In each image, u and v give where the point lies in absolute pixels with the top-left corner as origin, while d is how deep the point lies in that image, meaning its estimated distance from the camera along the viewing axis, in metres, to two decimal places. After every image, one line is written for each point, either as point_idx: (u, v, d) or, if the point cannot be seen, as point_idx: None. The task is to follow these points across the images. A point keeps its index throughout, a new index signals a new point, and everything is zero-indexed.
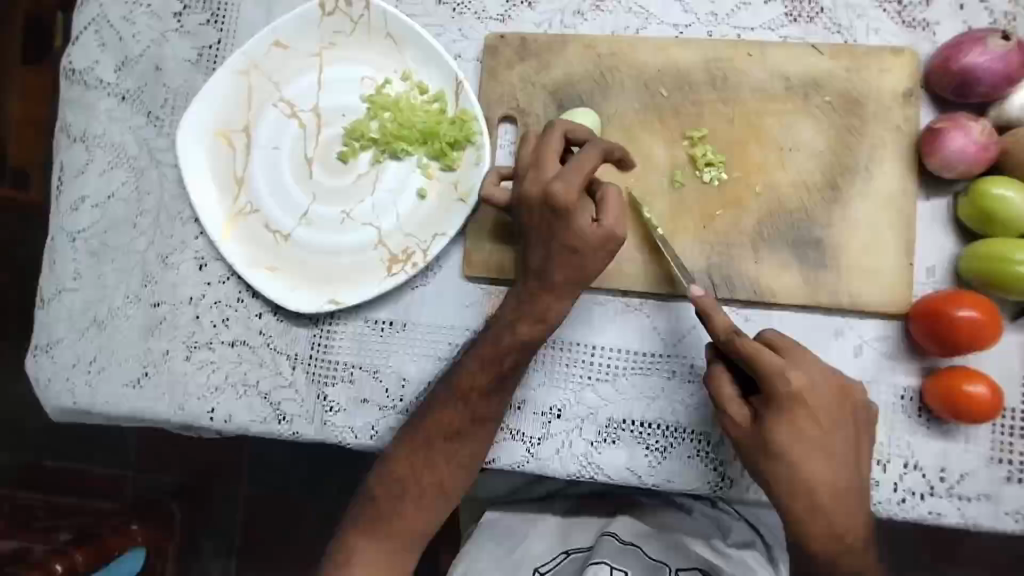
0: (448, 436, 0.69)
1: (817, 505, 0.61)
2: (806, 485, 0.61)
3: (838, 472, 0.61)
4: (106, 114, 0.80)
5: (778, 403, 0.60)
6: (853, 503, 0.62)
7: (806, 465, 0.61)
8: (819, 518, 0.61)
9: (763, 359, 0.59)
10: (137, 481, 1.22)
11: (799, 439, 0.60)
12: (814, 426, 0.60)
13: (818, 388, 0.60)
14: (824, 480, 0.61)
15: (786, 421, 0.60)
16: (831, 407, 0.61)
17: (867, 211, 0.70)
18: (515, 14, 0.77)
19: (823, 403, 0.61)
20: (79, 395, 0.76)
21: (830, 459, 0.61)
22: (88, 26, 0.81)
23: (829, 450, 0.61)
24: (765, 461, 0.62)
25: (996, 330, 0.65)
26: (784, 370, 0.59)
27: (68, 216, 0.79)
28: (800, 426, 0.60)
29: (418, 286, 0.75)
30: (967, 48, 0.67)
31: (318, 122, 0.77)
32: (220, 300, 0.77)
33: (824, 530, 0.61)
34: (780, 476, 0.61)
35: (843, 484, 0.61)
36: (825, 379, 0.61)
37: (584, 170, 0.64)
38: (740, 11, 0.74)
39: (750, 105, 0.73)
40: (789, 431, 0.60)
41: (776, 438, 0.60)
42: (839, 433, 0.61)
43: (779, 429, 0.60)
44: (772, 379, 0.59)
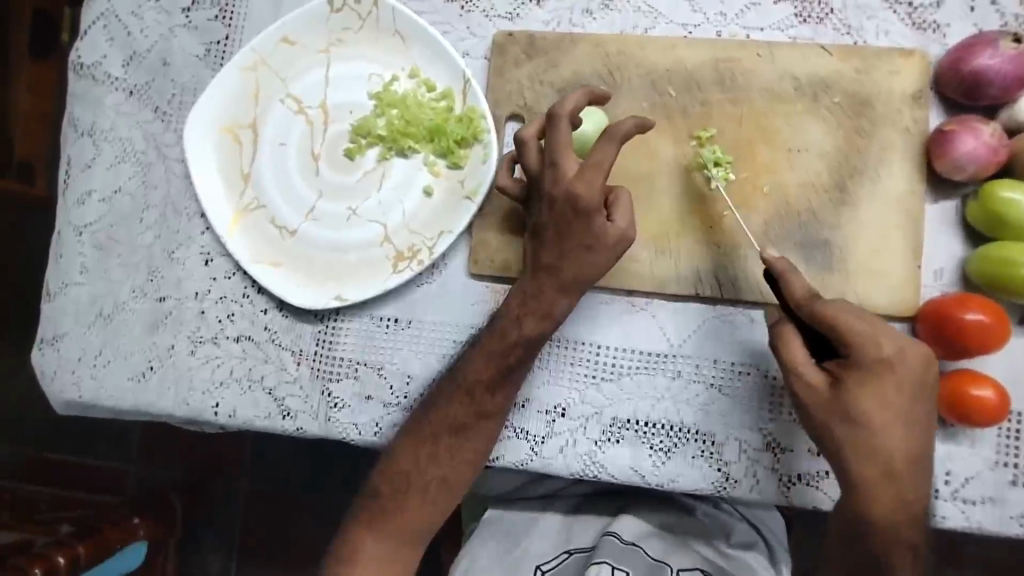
0: (453, 429, 0.69)
1: (890, 473, 0.60)
2: (884, 450, 0.60)
3: (913, 439, 0.60)
4: (113, 108, 0.80)
5: (862, 367, 0.60)
6: (918, 472, 0.60)
7: (886, 431, 0.59)
8: (889, 487, 0.60)
9: (847, 319, 0.60)
10: (141, 474, 1.22)
11: (883, 404, 0.59)
12: (898, 394, 0.60)
13: (904, 356, 0.60)
14: (900, 448, 0.60)
15: (872, 384, 0.59)
16: (915, 375, 0.60)
17: (875, 212, 0.70)
18: (524, 12, 0.77)
19: (908, 371, 0.60)
20: (85, 388, 0.76)
21: (908, 428, 0.60)
22: (96, 21, 0.80)
23: (906, 417, 0.60)
24: (843, 427, 0.60)
25: (1005, 333, 0.64)
26: (872, 332, 0.60)
27: (74, 210, 0.79)
28: (885, 392, 0.59)
29: (424, 283, 0.75)
30: (978, 50, 0.66)
31: (325, 119, 0.77)
32: (225, 295, 0.77)
33: (892, 500, 0.60)
34: (857, 443, 0.60)
35: (916, 451, 0.60)
36: (912, 349, 0.60)
37: (601, 167, 0.63)
38: (749, 11, 0.74)
39: (758, 106, 0.72)
40: (874, 397, 0.59)
41: (861, 403, 0.59)
42: (918, 401, 0.60)
43: (863, 392, 0.59)
44: (858, 339, 0.60)
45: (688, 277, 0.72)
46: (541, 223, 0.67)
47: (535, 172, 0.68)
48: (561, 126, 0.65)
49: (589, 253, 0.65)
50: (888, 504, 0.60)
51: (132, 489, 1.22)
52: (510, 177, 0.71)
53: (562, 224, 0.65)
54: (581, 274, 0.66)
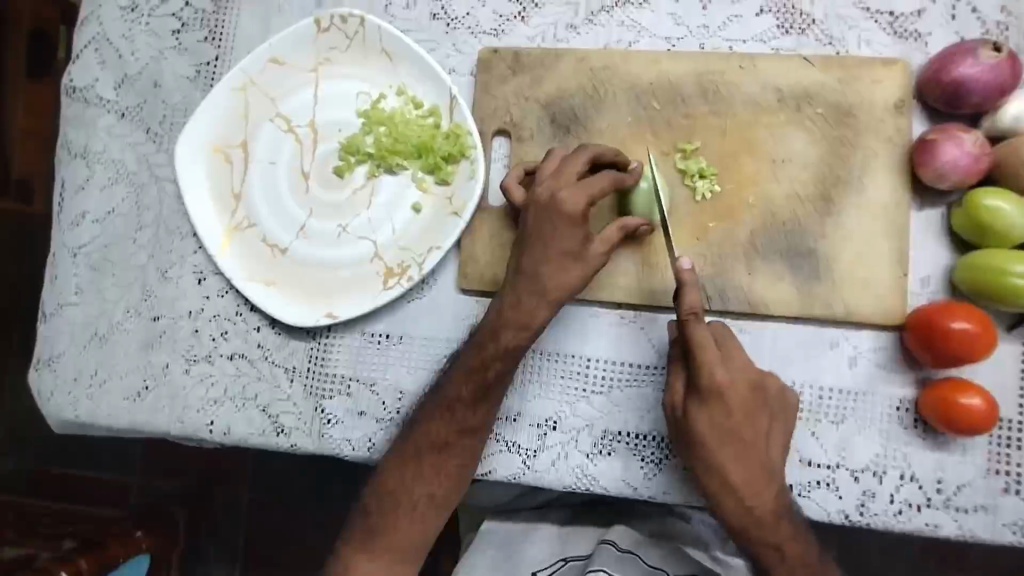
0: (437, 447, 0.69)
1: (729, 485, 0.65)
2: (719, 468, 0.65)
3: (750, 457, 0.65)
4: (106, 131, 0.81)
5: (699, 393, 0.64)
6: (762, 483, 0.65)
7: (720, 450, 0.65)
8: (729, 498, 0.65)
9: (698, 347, 0.63)
10: (145, 488, 1.23)
11: (713, 427, 0.64)
12: (730, 416, 0.64)
13: (734, 383, 0.64)
14: (736, 464, 0.65)
15: (708, 410, 0.64)
16: (746, 397, 0.65)
17: (860, 222, 0.71)
18: (508, 28, 0.77)
19: (738, 396, 0.64)
20: (81, 408, 0.77)
21: (744, 445, 0.65)
22: (88, 45, 0.82)
23: (742, 436, 0.65)
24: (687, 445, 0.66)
25: (991, 343, 0.64)
26: (711, 363, 0.63)
27: (69, 231, 0.80)
28: (715, 417, 0.64)
29: (415, 298, 0.75)
30: (959, 59, 0.67)
31: (314, 137, 0.78)
32: (219, 313, 0.78)
33: (735, 506, 0.65)
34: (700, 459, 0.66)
35: (755, 465, 0.65)
36: (742, 376, 0.65)
37: (571, 171, 0.68)
38: (731, 23, 0.74)
39: (743, 116, 0.73)
40: (706, 422, 0.64)
41: (696, 427, 0.65)
42: (752, 421, 0.65)
43: (698, 418, 0.64)
44: (700, 370, 0.63)
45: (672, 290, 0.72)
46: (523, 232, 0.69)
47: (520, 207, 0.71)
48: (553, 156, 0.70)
49: (570, 263, 0.67)
50: (735, 511, 0.66)
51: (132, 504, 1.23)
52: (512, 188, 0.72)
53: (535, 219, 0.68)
54: (563, 287, 0.67)
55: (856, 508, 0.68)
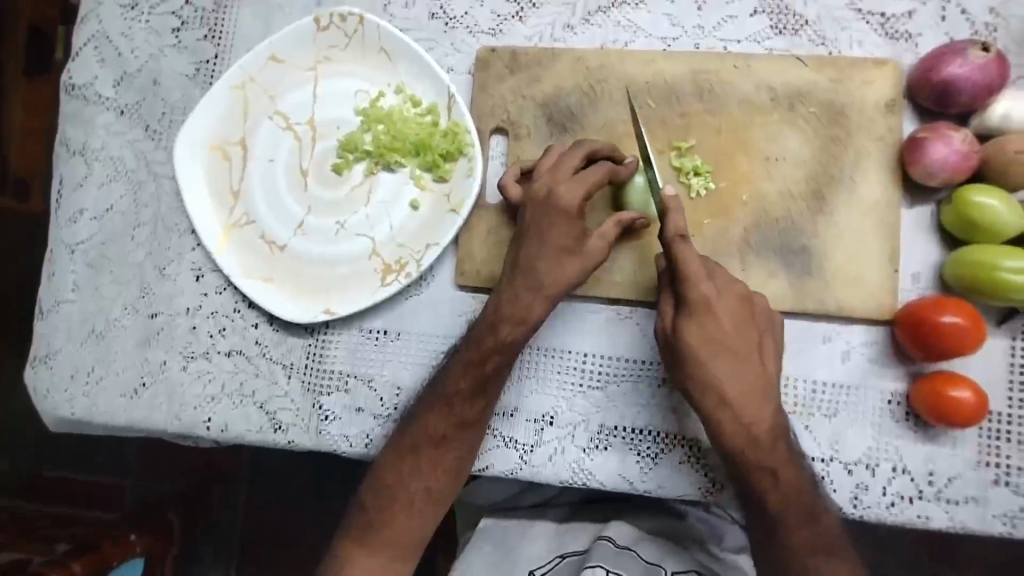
0: (434, 441, 0.70)
1: (724, 402, 0.66)
2: (713, 382, 0.66)
3: (742, 373, 0.66)
4: (104, 128, 0.81)
5: (688, 308, 0.66)
6: (757, 399, 0.66)
7: (714, 366, 0.66)
8: (725, 416, 0.66)
9: (688, 263, 0.65)
10: (137, 489, 1.23)
11: (706, 340, 0.66)
12: (720, 330, 0.66)
13: (721, 297, 0.67)
14: (731, 378, 0.66)
15: (699, 325, 0.66)
16: (734, 309, 0.67)
17: (852, 219, 0.72)
18: (506, 28, 0.78)
19: (727, 309, 0.67)
20: (77, 405, 0.77)
21: (737, 359, 0.66)
22: (87, 43, 0.82)
23: (734, 350, 0.66)
24: (680, 368, 0.67)
25: (980, 336, 0.66)
26: (699, 278, 0.65)
27: (66, 228, 0.80)
28: (707, 329, 0.66)
29: (412, 295, 0.76)
30: (948, 59, 0.68)
31: (313, 135, 0.79)
32: (216, 310, 0.78)
33: (731, 424, 0.65)
34: (693, 379, 0.66)
35: (748, 379, 0.66)
36: (730, 292, 0.67)
37: (569, 167, 0.70)
38: (725, 24, 0.76)
39: (737, 116, 0.74)
40: (698, 336, 0.66)
41: (687, 342, 0.66)
42: (741, 333, 0.67)
43: (689, 330, 0.66)
44: (689, 285, 0.65)
45: None
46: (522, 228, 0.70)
47: (516, 203, 0.72)
48: (552, 153, 0.72)
49: (567, 258, 0.68)
50: (731, 431, 0.66)
51: (126, 504, 1.22)
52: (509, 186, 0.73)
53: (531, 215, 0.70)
54: (563, 282, 0.68)
55: (849, 501, 0.69)
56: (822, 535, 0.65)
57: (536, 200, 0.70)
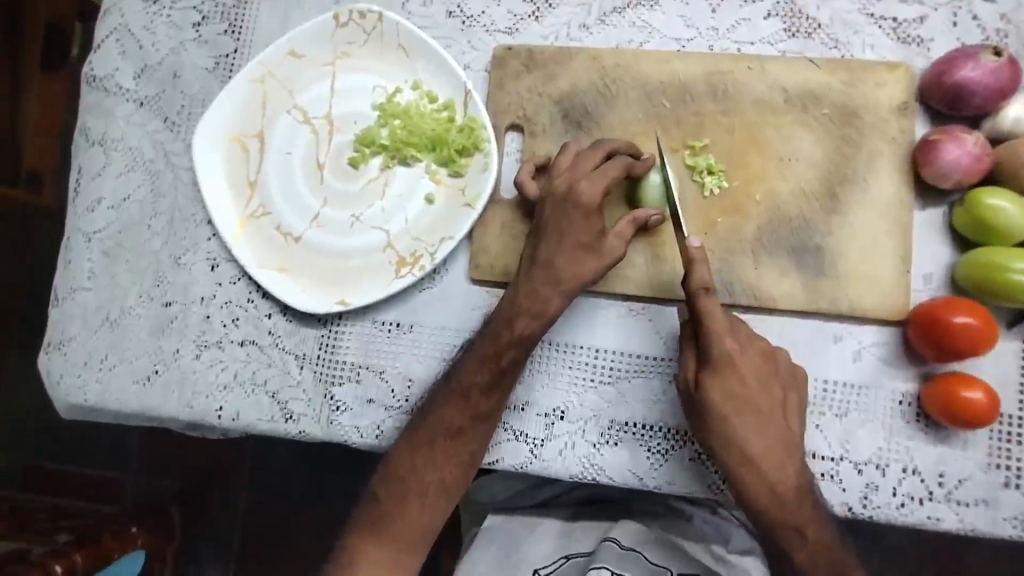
0: (449, 433, 0.70)
1: (747, 459, 0.66)
2: (736, 440, 0.66)
3: (766, 433, 0.67)
4: (124, 119, 0.82)
5: (710, 364, 0.66)
6: (782, 457, 0.66)
7: (737, 424, 0.66)
8: (749, 473, 0.66)
9: (711, 319, 0.65)
10: (138, 486, 1.23)
11: (728, 397, 0.66)
12: (743, 387, 0.66)
13: (744, 353, 0.67)
14: (753, 436, 0.66)
15: (721, 381, 0.66)
16: (756, 364, 0.67)
17: (864, 219, 0.72)
18: (523, 27, 0.79)
19: (749, 364, 0.67)
20: (90, 392, 0.77)
21: (759, 416, 0.67)
22: (110, 35, 0.83)
23: (757, 408, 0.67)
24: (703, 424, 0.67)
25: (992, 337, 0.66)
26: (721, 335, 0.65)
27: (84, 217, 0.81)
28: (730, 386, 0.66)
29: (425, 288, 0.76)
30: (961, 63, 0.69)
31: (330, 129, 0.80)
32: (230, 300, 0.78)
33: (756, 483, 0.66)
34: (718, 436, 0.67)
35: (771, 437, 0.66)
36: (751, 347, 0.68)
37: (587, 164, 0.71)
38: (739, 26, 0.77)
39: (750, 116, 0.75)
40: (720, 392, 0.66)
41: (710, 399, 0.66)
42: (763, 389, 0.67)
43: (712, 387, 0.66)
44: (712, 341, 0.65)
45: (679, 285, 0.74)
46: (540, 224, 0.71)
47: (533, 198, 0.73)
48: (570, 150, 0.73)
49: (584, 254, 0.69)
50: (755, 489, 0.66)
51: (130, 499, 1.22)
52: (525, 182, 0.74)
53: (547, 210, 0.71)
54: (580, 277, 0.69)
55: (859, 501, 0.69)
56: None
57: (554, 196, 0.71)
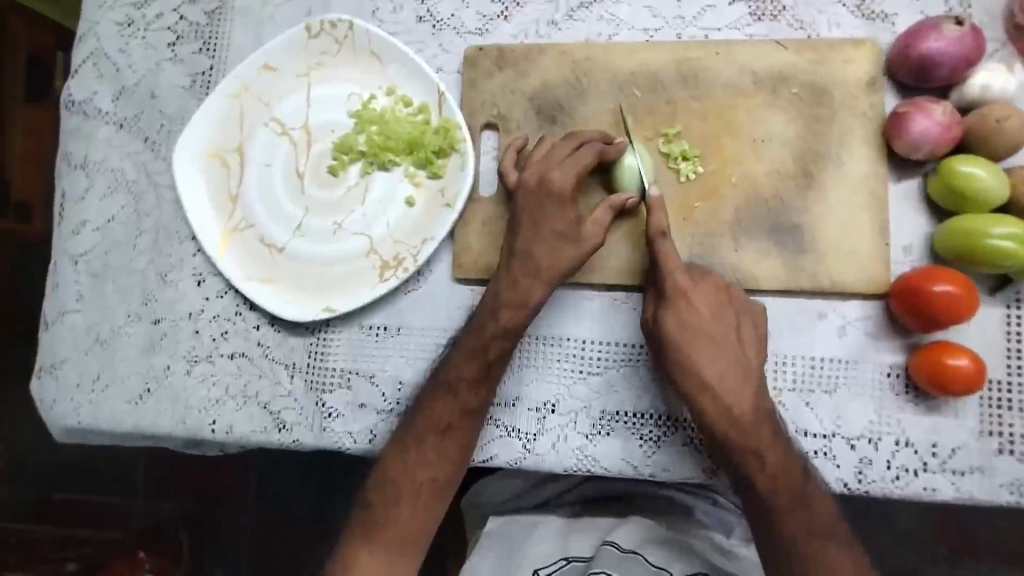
0: (439, 429, 0.70)
1: (705, 385, 0.69)
2: (693, 366, 0.69)
3: (724, 360, 0.69)
4: (105, 141, 0.83)
5: (665, 295, 0.70)
6: (740, 383, 0.69)
7: (693, 348, 0.70)
8: (709, 399, 0.68)
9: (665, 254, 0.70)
10: (144, 509, 1.23)
11: (683, 325, 0.70)
12: (696, 317, 0.70)
13: (698, 287, 0.71)
14: (710, 364, 0.69)
15: (675, 312, 0.70)
16: (712, 299, 0.71)
17: (840, 194, 0.73)
18: (492, 27, 0.80)
19: (703, 296, 0.71)
20: (83, 414, 0.78)
21: (715, 343, 0.70)
22: (87, 60, 0.84)
23: (711, 336, 0.70)
24: (660, 355, 0.70)
25: (973, 303, 0.66)
26: (674, 266, 0.70)
27: (70, 240, 0.81)
28: (682, 315, 0.70)
29: (410, 290, 0.77)
30: (924, 35, 0.69)
31: (308, 139, 0.80)
32: (219, 314, 0.79)
33: (714, 405, 0.68)
34: (675, 363, 0.69)
35: (728, 363, 0.69)
36: (706, 281, 0.72)
37: (560, 155, 0.72)
38: (706, 13, 0.78)
39: (721, 100, 0.75)
40: (674, 321, 0.70)
41: (666, 329, 0.70)
42: (720, 323, 0.70)
43: (668, 319, 0.70)
44: (666, 274, 0.70)
45: None
46: (517, 216, 0.72)
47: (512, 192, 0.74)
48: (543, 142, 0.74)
49: (562, 243, 0.71)
50: (715, 414, 0.68)
51: (136, 524, 1.23)
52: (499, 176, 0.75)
53: (524, 203, 0.72)
54: (560, 265, 0.70)
55: (854, 477, 0.69)
56: (814, 518, 0.66)
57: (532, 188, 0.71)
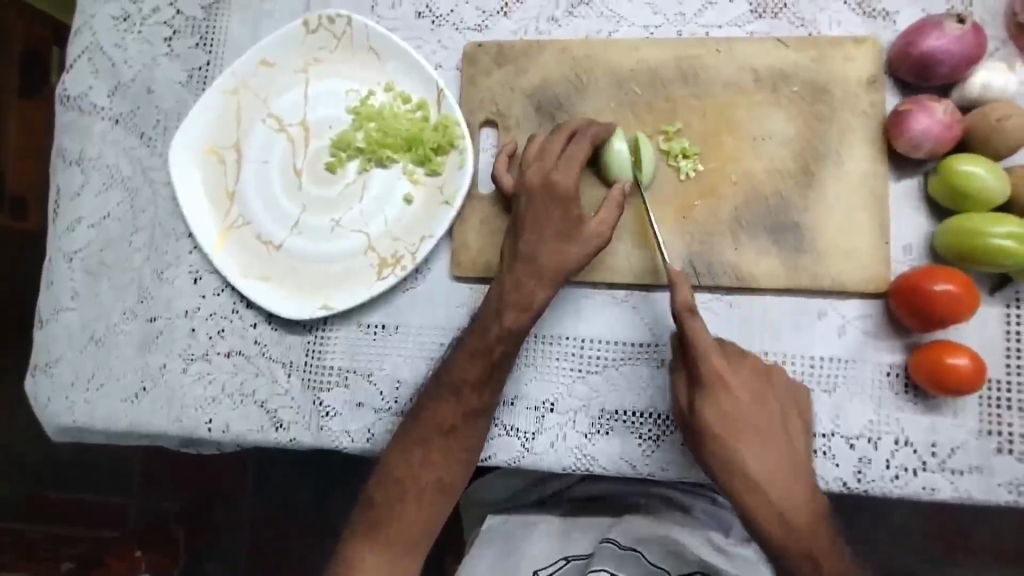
0: (443, 430, 0.70)
1: (752, 483, 0.66)
2: (740, 462, 0.66)
3: (771, 451, 0.66)
4: (100, 137, 0.82)
5: (704, 383, 0.66)
6: (790, 480, 0.66)
7: (738, 448, 0.66)
8: (756, 495, 0.66)
9: (699, 336, 0.66)
10: (140, 508, 1.23)
11: (725, 416, 0.66)
12: (739, 406, 0.66)
13: (738, 373, 0.67)
14: (757, 459, 0.66)
15: (717, 400, 0.66)
16: (751, 381, 0.68)
17: (841, 193, 0.73)
18: (492, 23, 0.80)
19: (743, 382, 0.67)
20: (78, 412, 0.77)
21: (759, 432, 0.67)
22: (82, 54, 0.83)
23: (755, 425, 0.67)
24: (702, 446, 0.67)
25: (973, 302, 0.66)
26: (709, 351, 0.66)
27: (64, 237, 0.81)
28: (724, 403, 0.66)
29: (408, 288, 0.76)
30: (926, 33, 0.69)
31: (305, 136, 0.80)
32: (215, 311, 0.78)
33: (765, 507, 0.65)
34: (719, 462, 0.66)
35: (776, 459, 0.66)
36: (743, 365, 0.68)
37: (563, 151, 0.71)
38: (707, 10, 0.77)
39: (722, 98, 0.75)
40: (715, 411, 0.66)
41: (708, 423, 0.66)
42: (762, 410, 0.67)
43: (709, 407, 0.66)
44: (703, 359, 0.66)
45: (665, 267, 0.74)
46: (517, 214, 0.71)
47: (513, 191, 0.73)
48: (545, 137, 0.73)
49: (566, 243, 0.69)
50: (766, 516, 0.65)
51: (131, 522, 1.22)
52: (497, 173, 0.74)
53: (524, 199, 0.71)
54: (564, 265, 0.69)
55: (853, 476, 0.69)
56: None
57: (533, 187, 0.71)
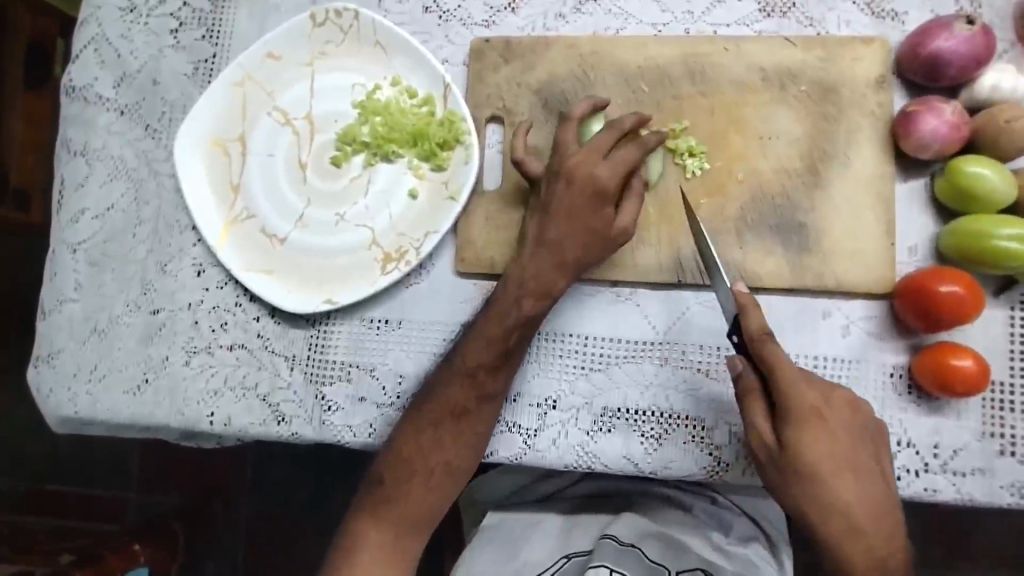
0: (450, 420, 0.70)
1: (853, 527, 0.59)
2: (841, 505, 0.59)
3: (870, 493, 0.60)
4: (105, 128, 0.82)
5: (796, 419, 0.60)
6: (888, 524, 0.60)
7: (836, 486, 0.59)
8: (856, 542, 0.59)
9: (785, 366, 0.60)
10: (139, 501, 1.23)
11: (830, 454, 0.59)
12: (838, 442, 0.60)
13: (834, 407, 0.61)
14: (859, 501, 0.59)
15: (815, 436, 0.59)
16: (846, 417, 0.61)
17: (847, 194, 0.72)
18: (499, 19, 0.80)
19: (841, 419, 0.61)
20: (80, 404, 0.77)
21: (858, 473, 0.60)
22: (87, 45, 0.83)
23: (854, 466, 0.60)
24: (794, 486, 0.60)
25: (979, 304, 0.66)
26: (799, 383, 0.60)
27: (68, 228, 0.81)
28: (825, 440, 0.59)
29: (413, 283, 0.76)
30: (934, 34, 0.69)
31: (310, 129, 0.80)
32: (218, 304, 0.78)
33: (865, 554, 0.59)
34: (815, 501, 0.59)
35: (875, 502, 0.60)
36: (837, 397, 0.62)
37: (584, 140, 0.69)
38: (715, 8, 0.77)
39: (729, 96, 0.75)
40: (815, 449, 0.59)
41: (804, 461, 0.59)
42: (858, 448, 0.61)
43: (811, 445, 0.59)
44: (794, 392, 0.60)
45: (670, 265, 0.73)
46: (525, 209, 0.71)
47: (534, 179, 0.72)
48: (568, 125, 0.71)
49: (579, 237, 0.69)
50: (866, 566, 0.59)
51: (130, 515, 1.22)
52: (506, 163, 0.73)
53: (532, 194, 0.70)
54: (577, 259, 0.69)
55: None
56: None
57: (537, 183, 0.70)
